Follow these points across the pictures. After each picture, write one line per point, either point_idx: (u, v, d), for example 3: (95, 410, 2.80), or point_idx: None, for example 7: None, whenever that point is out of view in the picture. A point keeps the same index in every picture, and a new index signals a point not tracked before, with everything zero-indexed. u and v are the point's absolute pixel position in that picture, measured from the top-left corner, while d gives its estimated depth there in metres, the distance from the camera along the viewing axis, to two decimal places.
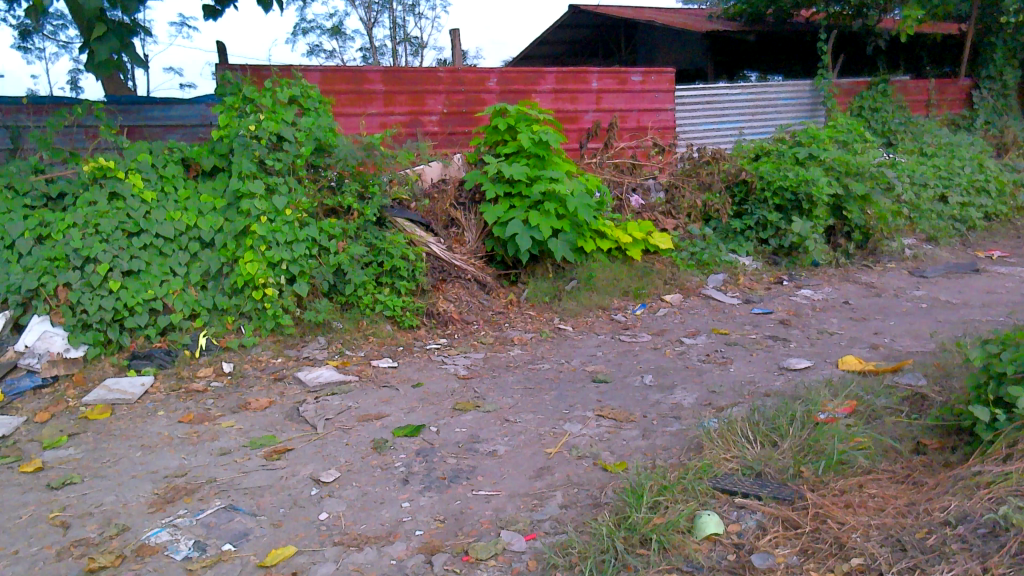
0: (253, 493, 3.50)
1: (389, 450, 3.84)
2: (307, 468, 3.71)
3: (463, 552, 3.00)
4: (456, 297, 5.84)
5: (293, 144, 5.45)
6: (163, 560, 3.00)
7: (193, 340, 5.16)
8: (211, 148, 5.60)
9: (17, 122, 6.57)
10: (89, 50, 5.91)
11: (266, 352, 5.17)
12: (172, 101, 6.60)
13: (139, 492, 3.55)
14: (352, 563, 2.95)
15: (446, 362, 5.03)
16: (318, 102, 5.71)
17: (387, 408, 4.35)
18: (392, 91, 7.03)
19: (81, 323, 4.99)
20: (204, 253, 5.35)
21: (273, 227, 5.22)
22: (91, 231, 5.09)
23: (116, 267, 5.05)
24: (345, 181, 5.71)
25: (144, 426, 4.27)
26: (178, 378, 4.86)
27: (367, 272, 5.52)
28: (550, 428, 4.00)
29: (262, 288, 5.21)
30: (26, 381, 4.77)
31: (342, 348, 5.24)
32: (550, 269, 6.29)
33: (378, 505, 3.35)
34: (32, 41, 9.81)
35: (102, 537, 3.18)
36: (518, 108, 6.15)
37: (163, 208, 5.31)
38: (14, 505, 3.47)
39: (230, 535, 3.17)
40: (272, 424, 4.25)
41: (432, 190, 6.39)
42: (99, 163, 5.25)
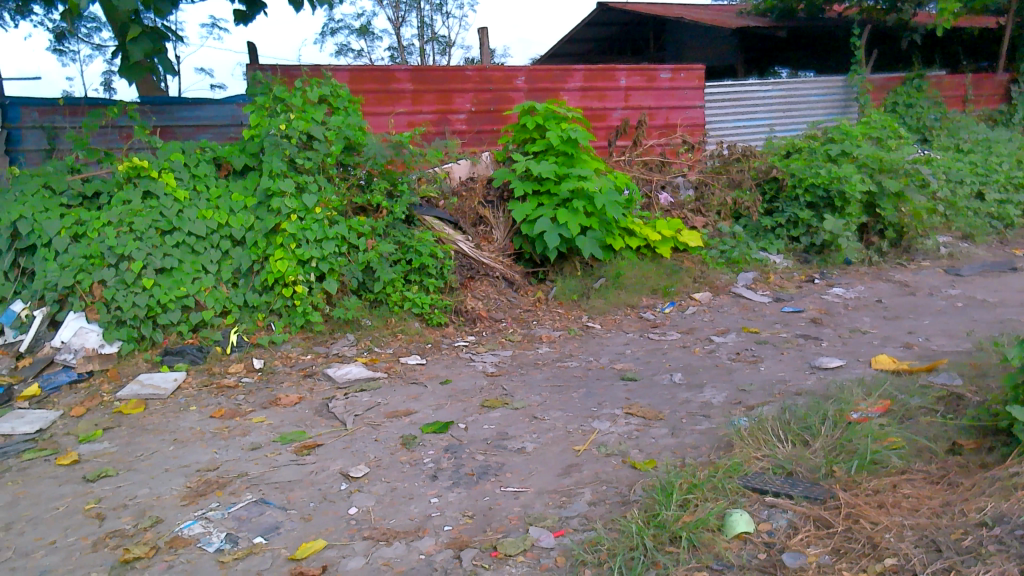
0: (283, 488, 3.54)
1: (418, 446, 3.86)
2: (336, 464, 3.74)
3: (492, 548, 3.00)
4: (484, 295, 5.87)
5: (322, 143, 5.48)
6: (195, 552, 3.04)
7: (224, 337, 5.21)
8: (242, 147, 5.66)
9: (53, 124, 6.70)
10: (122, 51, 6.01)
11: (295, 349, 5.23)
12: (203, 102, 6.69)
13: (172, 486, 3.60)
14: (381, 558, 2.97)
15: (475, 360, 5.04)
16: (347, 102, 5.75)
17: (415, 404, 4.37)
18: (420, 90, 7.07)
19: (115, 320, 5.08)
20: (235, 251, 5.42)
21: (303, 225, 5.27)
22: (126, 229, 5.16)
23: (150, 265, 5.13)
24: (374, 179, 5.75)
25: (177, 421, 4.33)
26: (210, 374, 4.92)
27: (396, 269, 5.58)
28: (578, 425, 3.99)
29: (291, 286, 5.28)
30: (62, 376, 4.89)
31: (371, 345, 5.27)
32: (579, 267, 6.28)
33: (406, 501, 3.37)
34: (68, 43, 10.01)
35: (136, 529, 3.23)
36: (546, 106, 6.15)
37: (195, 207, 5.38)
38: (51, 496, 3.54)
39: (261, 529, 3.20)
40: (302, 419, 4.29)
41: (460, 189, 6.41)
42: (133, 163, 5.32)
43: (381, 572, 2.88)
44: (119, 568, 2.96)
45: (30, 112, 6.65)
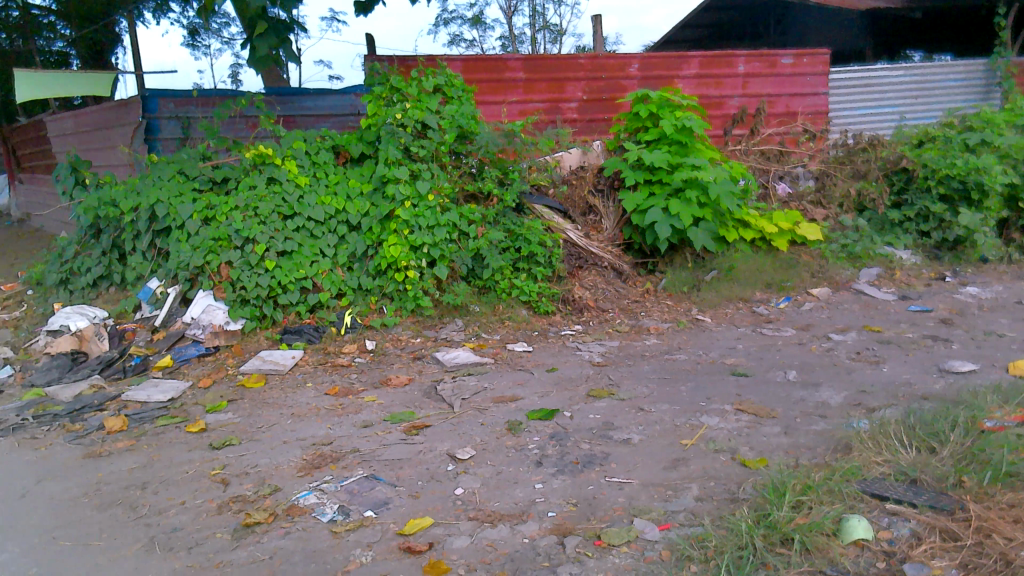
0: (393, 465, 3.65)
1: (523, 431, 3.89)
2: (443, 445, 3.82)
3: (596, 536, 2.99)
4: (592, 285, 5.85)
5: (436, 132, 5.60)
6: (311, 520, 3.19)
7: (339, 317, 5.44)
8: (360, 136, 5.86)
9: (189, 114, 7.16)
10: (252, 45, 6.33)
11: (406, 332, 5.38)
12: (323, 92, 6.96)
13: (290, 457, 3.79)
14: (485, 539, 3.01)
15: (581, 349, 5.03)
16: (461, 91, 5.85)
17: (522, 391, 4.41)
18: (533, 79, 7.10)
19: (239, 299, 5.36)
20: (351, 235, 5.64)
21: (416, 212, 5.42)
22: (251, 213, 5.46)
23: (272, 248, 5.39)
24: (485, 167, 5.83)
25: (295, 395, 4.55)
26: (326, 353, 5.13)
27: (505, 257, 5.65)
28: (686, 419, 3.92)
29: (404, 270, 5.43)
30: (192, 349, 5.24)
31: (479, 331, 5.35)
32: (689, 259, 6.14)
33: (511, 485, 3.40)
34: (202, 37, 10.65)
35: (257, 495, 3.42)
36: (661, 94, 6.04)
37: (315, 193, 5.62)
38: (182, 460, 3.80)
39: (371, 503, 3.32)
40: (412, 400, 4.41)
41: (571, 177, 6.43)
42: (260, 151, 5.62)
43: (485, 552, 2.92)
44: (241, 531, 3.14)
45: (167, 104, 7.10)
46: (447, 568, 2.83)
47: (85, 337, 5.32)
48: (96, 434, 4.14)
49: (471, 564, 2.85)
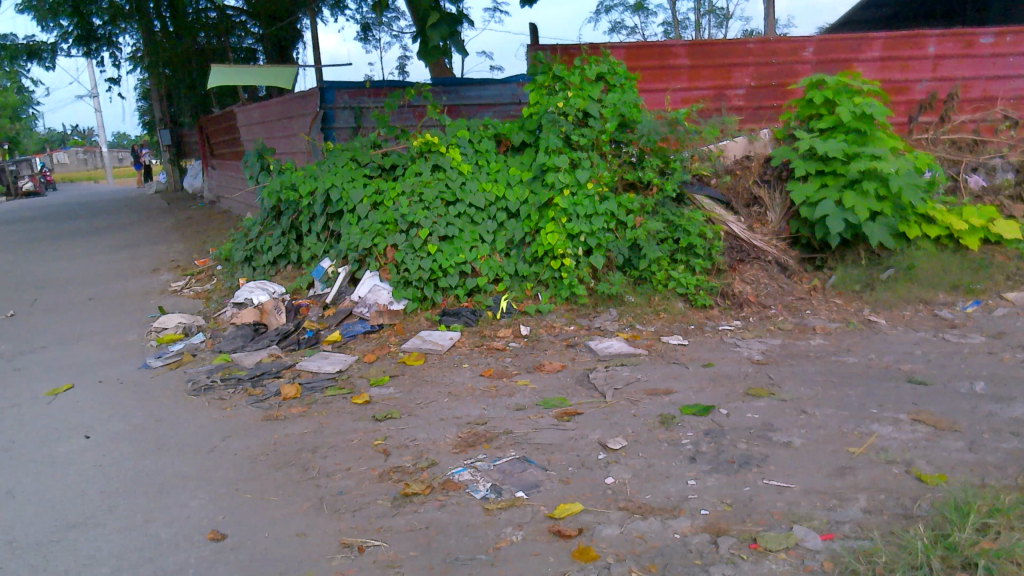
0: (545, 449, 3.70)
1: (677, 426, 3.82)
2: (595, 433, 3.82)
3: (751, 539, 2.88)
4: (754, 279, 5.63)
5: (598, 120, 5.59)
6: (465, 496, 3.30)
7: (495, 303, 5.59)
8: (521, 124, 5.95)
9: (361, 104, 7.58)
10: (422, 37, 6.59)
11: (560, 320, 5.45)
12: (487, 82, 7.22)
13: (446, 433, 3.94)
14: (636, 530, 2.98)
15: (739, 345, 4.86)
16: (623, 79, 5.80)
17: (676, 384, 4.33)
18: (698, 65, 6.94)
19: (403, 280, 5.64)
20: (510, 223, 5.80)
21: (575, 200, 5.44)
22: (417, 199, 5.70)
23: (435, 233, 5.61)
24: (646, 156, 5.74)
25: (452, 375, 4.73)
26: (482, 336, 5.28)
27: (663, 248, 5.57)
28: (854, 426, 3.68)
29: (560, 258, 5.52)
30: (359, 326, 5.53)
31: (633, 322, 5.31)
32: (863, 255, 5.77)
33: (663, 479, 3.35)
34: (375, 30, 11.23)
35: (415, 467, 3.58)
36: (839, 79, 5.68)
37: (477, 180, 5.78)
38: (349, 429, 4.05)
39: (523, 485, 3.38)
40: (564, 386, 4.46)
41: (735, 167, 6.19)
42: (427, 139, 5.85)
43: (635, 544, 2.89)
44: (400, 499, 3.31)
45: (342, 95, 7.54)
46: (596, 555, 2.83)
47: (265, 310, 5.80)
48: (274, 399, 4.50)
49: (621, 554, 2.84)
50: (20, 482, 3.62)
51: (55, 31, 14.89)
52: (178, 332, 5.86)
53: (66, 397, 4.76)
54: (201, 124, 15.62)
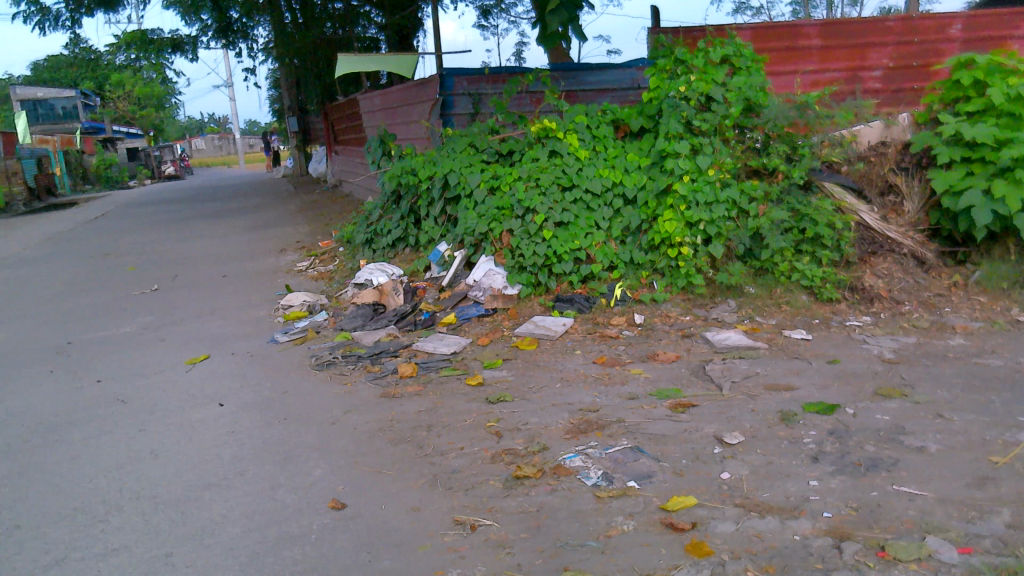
0: (658, 440, 3.63)
1: (798, 424, 3.66)
2: (710, 426, 3.72)
3: (879, 547, 2.71)
4: (887, 273, 5.31)
5: (722, 105, 5.41)
6: (576, 482, 3.29)
7: (609, 290, 5.54)
8: (641, 109, 5.87)
9: (480, 91, 7.70)
10: (542, 22, 6.61)
11: (676, 309, 5.33)
12: (603, 67, 7.38)
13: (558, 418, 3.94)
14: (752, 528, 2.87)
15: (868, 342, 4.60)
16: (750, 61, 5.57)
17: (798, 381, 4.16)
18: (831, 46, 7.01)
19: (517, 265, 5.68)
20: (627, 209, 5.72)
21: (695, 187, 5.32)
22: (533, 184, 5.73)
23: (551, 218, 5.62)
24: (772, 142, 5.53)
25: (564, 361, 4.73)
26: (595, 323, 5.25)
27: (787, 238, 5.36)
28: (998, 434, 3.42)
29: (678, 246, 5.42)
30: (473, 310, 5.63)
31: (753, 314, 5.14)
32: (1012, 250, 5.34)
33: (783, 477, 3.21)
34: (494, 17, 11.35)
35: (527, 450, 3.61)
36: (990, 58, 5.28)
37: (594, 166, 5.76)
38: (462, 409, 4.13)
39: (635, 474, 3.33)
40: (679, 377, 4.37)
41: (869, 153, 5.83)
42: (545, 125, 5.89)
43: (751, 542, 2.79)
44: (511, 481, 3.35)
45: (460, 82, 7.66)
46: (710, 551, 2.75)
47: (384, 292, 5.99)
48: (391, 377, 4.66)
49: (736, 551, 2.75)
50: (162, 444, 3.92)
51: (197, 25, 15.90)
52: (303, 310, 6.16)
53: (203, 367, 5.11)
54: (327, 111, 16.30)
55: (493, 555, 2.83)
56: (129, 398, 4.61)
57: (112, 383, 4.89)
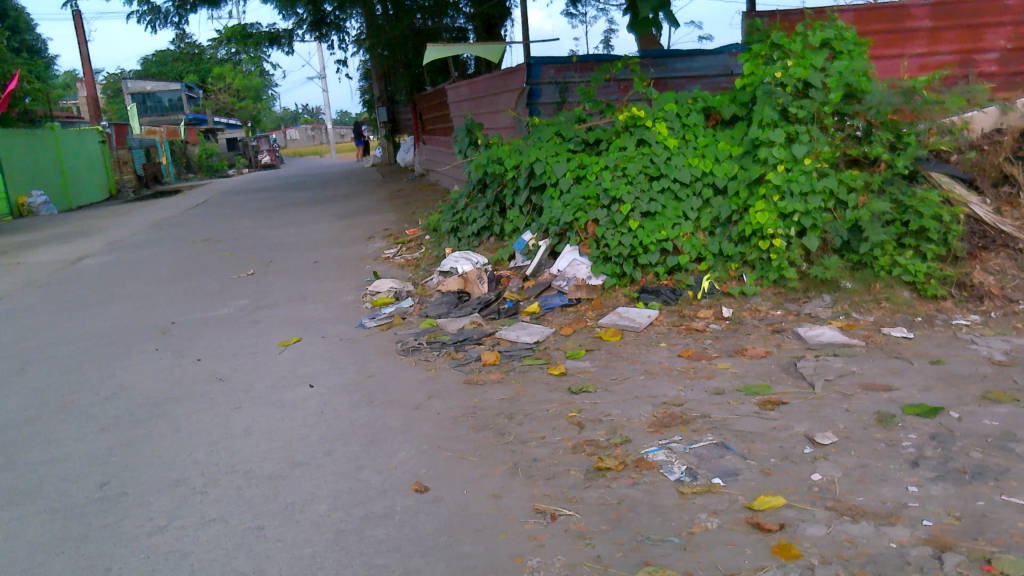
0: (745, 437, 3.52)
1: (897, 426, 3.49)
2: (801, 425, 3.59)
3: (984, 560, 2.55)
4: (998, 269, 4.96)
5: (820, 91, 5.22)
6: (657, 476, 3.23)
7: (697, 282, 5.42)
8: (733, 97, 5.68)
9: (567, 80, 7.66)
10: (633, 9, 6.52)
11: (766, 303, 5.17)
12: (695, 54, 7.72)
13: (641, 411, 3.88)
14: (844, 533, 2.75)
15: (977, 343, 4.34)
16: (852, 44, 5.33)
17: (896, 381, 3.97)
18: (940, 27, 6.91)
19: (602, 256, 5.65)
20: (716, 200, 5.58)
21: (789, 176, 5.16)
22: (620, 173, 5.67)
23: (637, 208, 5.55)
24: (874, 130, 5.24)
25: (648, 353, 4.66)
26: (681, 315, 5.15)
27: (889, 230, 5.11)
28: None
29: (770, 238, 5.25)
30: (556, 299, 5.60)
31: (849, 310, 4.93)
32: None
33: (878, 482, 3.06)
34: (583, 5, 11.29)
35: (608, 442, 3.57)
36: None
37: (683, 154, 5.64)
38: (544, 399, 4.13)
39: (720, 471, 3.24)
40: (768, 373, 4.24)
41: (983, 141, 5.44)
42: (632, 113, 5.77)
43: (843, 547, 2.67)
44: (592, 472, 3.32)
45: (548, 70, 7.64)
46: (798, 554, 2.66)
47: (469, 280, 6.05)
48: (474, 364, 4.71)
49: (826, 556, 2.64)
50: (256, 421, 4.09)
51: (293, 19, 16.43)
52: (389, 296, 6.30)
53: (294, 349, 5.30)
54: (415, 101, 16.60)
55: (572, 546, 2.82)
56: (226, 377, 4.82)
57: (211, 362, 5.13)
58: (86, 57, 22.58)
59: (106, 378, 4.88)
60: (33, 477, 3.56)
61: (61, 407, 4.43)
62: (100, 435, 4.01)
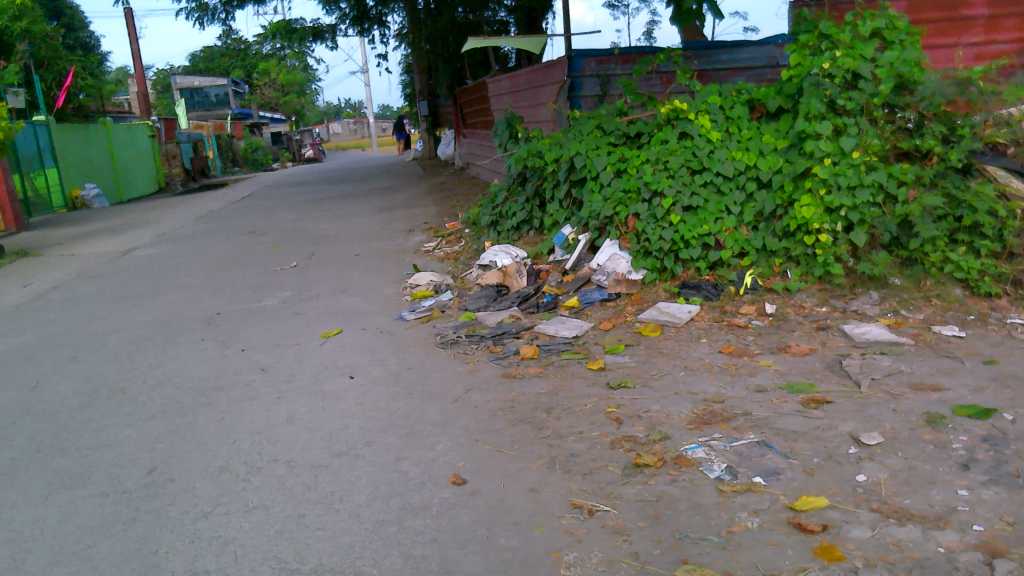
0: (787, 435, 3.45)
1: (947, 427, 3.38)
2: (846, 425, 3.50)
3: None
4: None
5: (870, 82, 5.09)
6: (697, 474, 3.19)
7: (739, 278, 5.35)
8: (778, 89, 5.56)
9: (608, 72, 7.60)
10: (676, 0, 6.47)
11: (811, 300, 5.07)
12: (740, 45, 7.66)
13: (681, 408, 3.83)
14: (890, 536, 2.68)
15: None
16: (905, 33, 5.17)
17: (947, 381, 3.86)
18: (996, 17, 7.32)
19: (643, 250, 5.62)
20: (760, 193, 5.48)
21: (837, 170, 5.03)
22: (662, 167, 5.61)
23: (679, 202, 5.50)
24: (926, 122, 5.09)
25: (689, 349, 4.60)
26: (722, 311, 5.08)
27: (940, 225, 4.96)
28: None
29: (816, 233, 5.13)
30: (595, 294, 5.59)
31: (898, 308, 4.81)
32: None
33: (927, 484, 2.97)
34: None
35: (647, 439, 3.53)
36: None
37: (726, 148, 5.55)
38: (582, 394, 4.10)
39: (761, 470, 3.18)
40: (812, 371, 4.15)
41: None
42: (675, 106, 5.72)
43: (888, 551, 2.60)
44: (631, 469, 3.29)
45: (589, 63, 7.59)
46: (842, 557, 2.60)
47: (508, 274, 6.05)
48: (513, 358, 4.70)
49: (871, 559, 2.58)
50: (297, 411, 4.15)
51: (336, 14, 16.59)
52: (429, 289, 6.33)
53: (335, 340, 5.36)
54: (456, 95, 16.66)
55: (610, 541, 2.80)
56: (269, 367, 4.90)
57: (254, 352, 5.22)
58: (137, 53, 23.11)
59: (154, 367, 5.00)
60: (84, 462, 3.67)
61: (112, 395, 4.56)
62: (148, 422, 4.11)
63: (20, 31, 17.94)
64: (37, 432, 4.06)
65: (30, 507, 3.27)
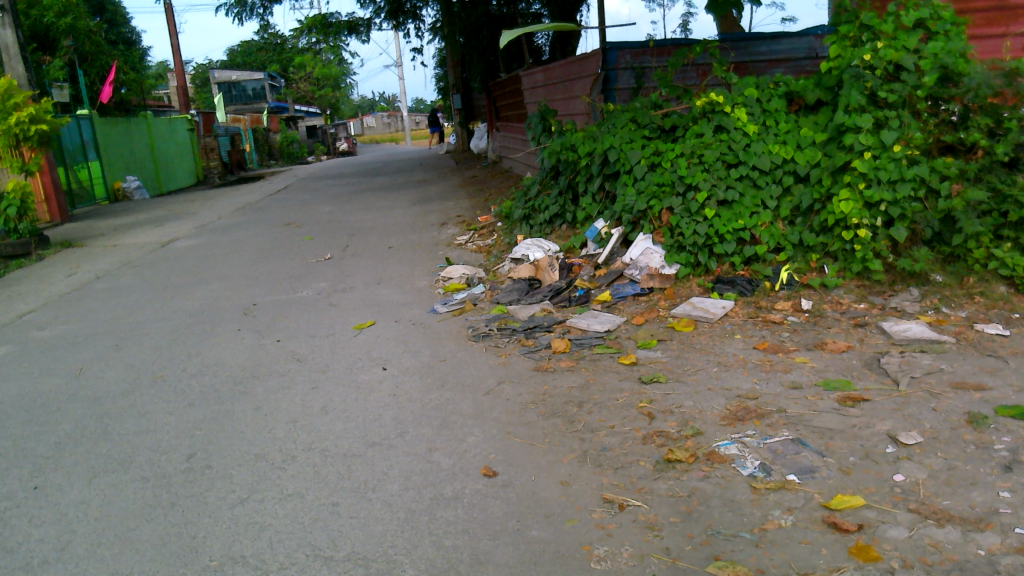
0: (824, 433, 3.40)
1: (989, 428, 3.31)
2: (884, 423, 3.44)
3: None
4: None
5: (913, 74, 4.96)
6: (730, 470, 3.16)
7: (775, 273, 5.29)
8: (818, 81, 5.46)
9: (643, 64, 7.54)
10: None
11: (849, 296, 5.00)
12: (779, 36, 7.57)
13: (714, 404, 3.79)
14: (928, 537, 2.63)
15: None
16: (950, 23, 5.03)
17: (990, 380, 3.77)
18: None
19: (676, 244, 5.59)
20: (798, 188, 5.40)
21: (877, 164, 4.94)
22: (697, 160, 5.58)
23: (714, 196, 5.45)
24: (972, 114, 4.93)
25: (723, 345, 4.55)
26: (757, 307, 5.02)
27: (985, 222, 4.83)
28: None
29: (854, 228, 5.05)
30: (628, 288, 5.56)
31: (939, 305, 4.74)
32: None
33: (968, 485, 2.91)
34: None
35: (680, 434, 3.51)
36: None
37: (763, 141, 5.49)
38: (614, 388, 4.09)
39: (796, 467, 3.14)
40: (850, 369, 4.09)
41: None
42: (711, 99, 5.65)
43: (926, 552, 2.56)
44: (663, 464, 3.27)
45: (624, 55, 7.53)
46: (878, 557, 2.56)
47: (540, 267, 6.05)
48: (545, 351, 4.70)
49: (908, 560, 2.53)
50: (332, 401, 4.20)
51: (371, 8, 16.71)
52: (461, 282, 6.36)
53: (369, 332, 5.41)
54: (490, 88, 16.68)
55: (641, 536, 2.79)
56: (304, 357, 4.97)
57: (291, 342, 5.30)
58: (176, 48, 23.50)
59: (193, 356, 5.10)
60: (126, 447, 3.76)
61: (153, 382, 4.66)
62: (187, 409, 4.19)
63: (65, 26, 18.38)
64: (82, 417, 4.17)
65: (74, 490, 3.36)
